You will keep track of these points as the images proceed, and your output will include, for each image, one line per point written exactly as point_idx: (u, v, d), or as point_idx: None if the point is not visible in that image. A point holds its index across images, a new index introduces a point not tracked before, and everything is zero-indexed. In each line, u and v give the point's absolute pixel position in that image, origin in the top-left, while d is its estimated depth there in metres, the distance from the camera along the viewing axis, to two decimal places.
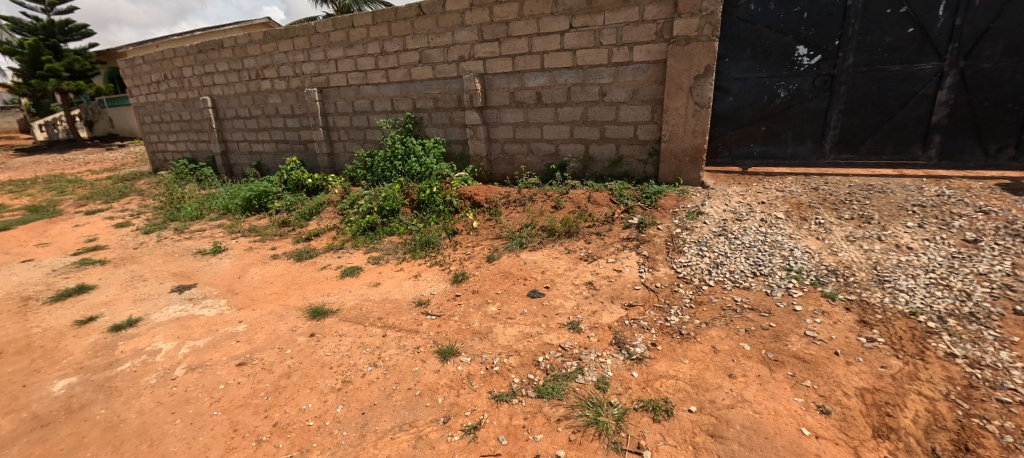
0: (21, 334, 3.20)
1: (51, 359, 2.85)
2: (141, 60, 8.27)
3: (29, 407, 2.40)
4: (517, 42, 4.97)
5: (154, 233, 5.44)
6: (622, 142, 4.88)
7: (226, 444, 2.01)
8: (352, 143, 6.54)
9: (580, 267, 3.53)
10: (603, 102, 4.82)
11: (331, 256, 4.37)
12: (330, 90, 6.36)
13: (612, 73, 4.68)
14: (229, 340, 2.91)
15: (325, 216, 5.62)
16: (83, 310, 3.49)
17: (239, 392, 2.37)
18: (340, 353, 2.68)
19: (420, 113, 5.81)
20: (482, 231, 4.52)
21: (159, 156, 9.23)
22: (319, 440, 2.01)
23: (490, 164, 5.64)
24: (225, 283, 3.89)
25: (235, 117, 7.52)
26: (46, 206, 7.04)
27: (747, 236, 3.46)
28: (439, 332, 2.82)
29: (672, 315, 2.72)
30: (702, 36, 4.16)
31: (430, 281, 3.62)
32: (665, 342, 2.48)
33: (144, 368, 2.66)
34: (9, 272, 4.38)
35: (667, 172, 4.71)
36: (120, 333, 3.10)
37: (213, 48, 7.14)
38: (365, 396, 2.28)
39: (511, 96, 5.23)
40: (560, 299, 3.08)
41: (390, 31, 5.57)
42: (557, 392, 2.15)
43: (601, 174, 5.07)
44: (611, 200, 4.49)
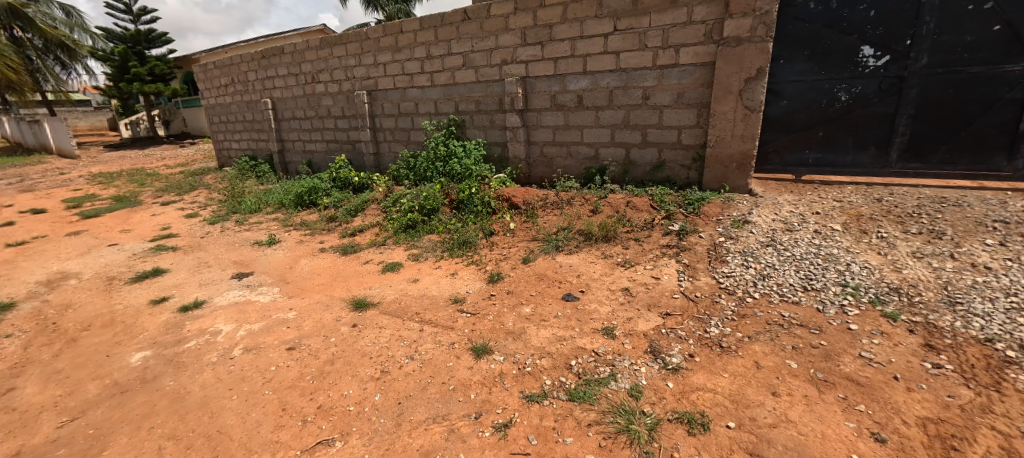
0: (107, 309, 3.58)
1: (130, 334, 3.17)
2: (212, 65, 9.00)
3: (111, 375, 2.69)
4: (560, 45, 4.97)
5: (218, 224, 5.90)
6: (665, 147, 4.76)
7: (276, 422, 2.16)
8: (396, 143, 6.77)
9: (616, 273, 3.47)
10: (646, 105, 4.72)
11: (374, 252, 4.56)
12: (378, 93, 6.64)
13: (657, 76, 4.58)
14: (280, 325, 3.12)
15: (369, 213, 5.86)
16: (158, 291, 3.86)
17: (287, 375, 2.53)
18: (380, 344, 2.79)
19: (462, 115, 5.94)
20: (518, 233, 4.55)
21: (224, 153, 10.01)
22: (358, 425, 2.11)
23: (529, 166, 5.66)
24: (279, 272, 4.16)
25: (291, 118, 8.01)
26: (129, 196, 7.82)
27: (798, 248, 3.27)
28: (474, 330, 2.88)
29: (712, 326, 2.62)
30: (755, 37, 3.99)
31: (467, 280, 3.69)
32: (703, 354, 2.40)
33: (207, 347, 2.90)
34: (98, 254, 4.91)
35: (711, 178, 4.54)
36: (188, 314, 3.40)
37: (274, 54, 7.66)
38: (401, 386, 2.37)
39: (552, 99, 5.24)
40: (595, 304, 3.04)
41: (436, 35, 5.74)
42: (589, 396, 2.14)
43: (641, 178, 4.97)
44: (652, 206, 4.39)
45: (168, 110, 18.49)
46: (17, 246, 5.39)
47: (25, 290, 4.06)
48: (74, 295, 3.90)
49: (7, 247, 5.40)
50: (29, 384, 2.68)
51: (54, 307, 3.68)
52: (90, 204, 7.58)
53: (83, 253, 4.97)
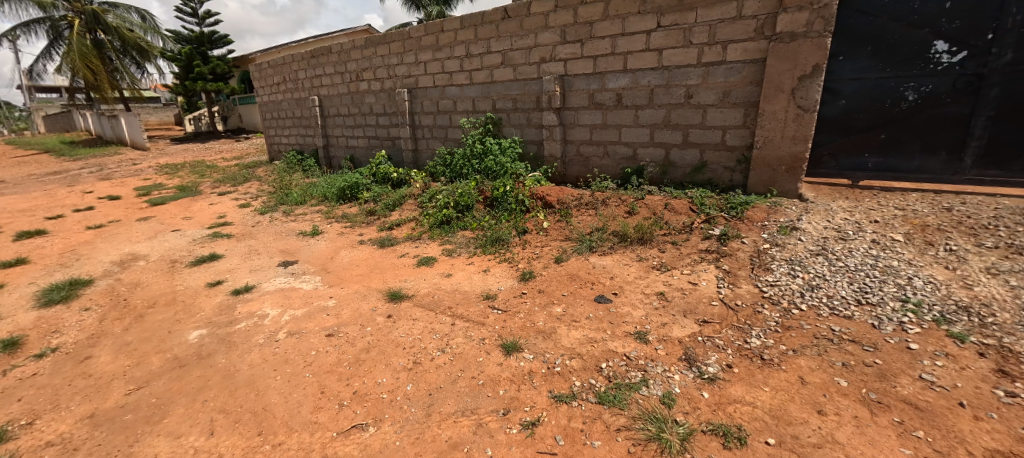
0: (169, 289, 3.89)
1: (189, 313, 3.43)
2: (266, 64, 9.55)
3: (172, 350, 2.92)
4: (600, 43, 4.89)
5: (267, 215, 6.25)
6: (707, 148, 4.58)
7: (315, 404, 2.27)
8: (434, 140, 6.90)
9: (652, 276, 3.38)
10: (689, 104, 4.56)
11: (410, 246, 4.68)
12: (418, 91, 6.80)
13: (701, 74, 4.41)
14: (320, 312, 3.26)
15: (406, 207, 6.02)
16: (213, 275, 4.14)
17: (326, 360, 2.65)
18: (413, 335, 2.86)
19: (499, 113, 5.97)
20: (552, 232, 4.53)
21: (275, 147, 10.58)
22: (391, 412, 2.18)
23: (564, 165, 5.60)
24: (321, 262, 4.36)
25: (336, 114, 8.35)
26: (191, 186, 8.44)
27: (852, 259, 3.05)
28: (504, 327, 2.89)
29: (753, 337, 2.50)
30: (811, 32, 3.75)
31: (499, 277, 3.71)
32: (742, 366, 2.29)
33: (255, 328, 3.08)
34: (163, 239, 5.34)
35: (757, 181, 4.33)
36: (239, 296, 3.63)
37: (323, 53, 8.01)
38: (433, 378, 2.42)
39: (590, 98, 5.16)
40: (628, 308, 2.98)
41: (476, 34, 5.81)
42: (619, 400, 2.10)
43: (681, 180, 4.81)
44: (691, 209, 4.24)
45: (226, 107, 19.77)
46: (96, 229, 5.95)
47: (101, 268, 4.48)
48: (142, 275, 4.26)
49: (87, 229, 5.97)
50: (103, 353, 2.95)
51: (125, 285, 4.04)
52: (158, 192, 8.25)
53: (151, 237, 5.42)
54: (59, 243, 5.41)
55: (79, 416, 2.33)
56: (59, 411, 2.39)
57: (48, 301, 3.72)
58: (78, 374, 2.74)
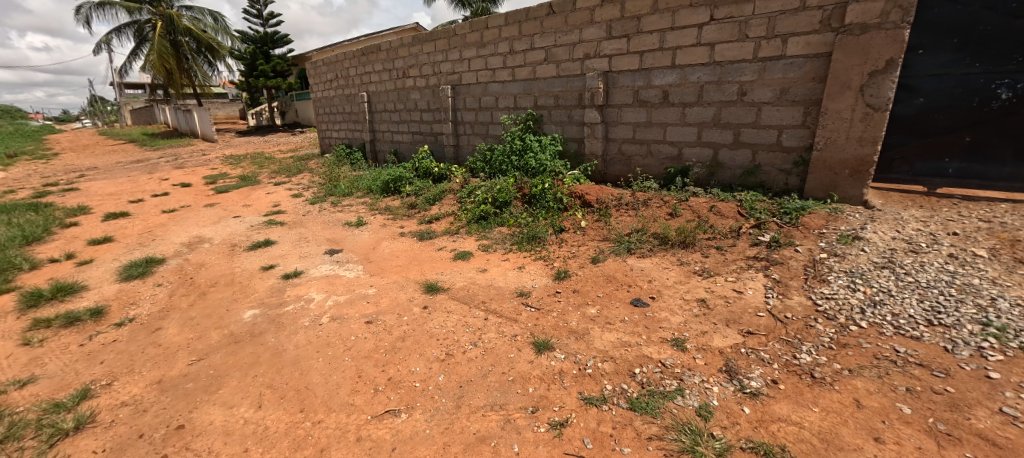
0: (229, 271, 4.21)
1: (245, 293, 3.69)
2: (321, 62, 10.07)
3: (229, 326, 3.15)
4: (648, 38, 4.73)
5: (318, 205, 6.60)
6: (760, 148, 4.31)
7: (352, 387, 2.36)
8: (475, 136, 6.97)
9: (693, 282, 3.23)
10: (742, 102, 4.31)
11: (447, 240, 4.77)
12: (461, 87, 6.89)
13: (757, 70, 4.15)
14: (361, 299, 3.41)
15: (446, 202, 6.14)
16: (267, 259, 4.42)
17: (364, 346, 2.75)
18: (446, 328, 2.91)
19: (541, 110, 5.93)
20: (589, 231, 4.45)
21: (326, 141, 11.14)
22: (422, 401, 2.23)
23: (605, 164, 5.47)
24: (364, 252, 4.54)
25: (383, 110, 8.65)
26: (251, 176, 9.06)
27: (924, 274, 2.76)
28: (536, 325, 2.87)
29: (803, 352, 2.32)
30: (886, 23, 3.42)
31: (533, 274, 3.70)
32: (789, 382, 2.13)
33: (302, 311, 3.27)
34: (226, 224, 5.78)
35: (816, 186, 4.02)
36: (289, 281, 3.86)
37: (372, 51, 8.32)
38: (464, 371, 2.45)
39: (634, 95, 5.00)
40: (666, 313, 2.86)
41: (520, 30, 5.81)
42: (652, 408, 2.03)
43: (730, 182, 4.56)
44: (739, 213, 4.02)
45: (285, 102, 21.03)
46: (170, 213, 6.55)
47: (173, 249, 4.92)
48: (206, 256, 4.63)
49: (163, 212, 6.58)
50: (171, 326, 3.24)
51: (192, 265, 4.42)
52: (223, 181, 8.93)
53: (215, 222, 5.88)
54: (139, 224, 6.01)
55: (148, 381, 2.58)
56: (133, 375, 2.65)
57: (128, 276, 4.14)
58: (149, 343, 3.02)
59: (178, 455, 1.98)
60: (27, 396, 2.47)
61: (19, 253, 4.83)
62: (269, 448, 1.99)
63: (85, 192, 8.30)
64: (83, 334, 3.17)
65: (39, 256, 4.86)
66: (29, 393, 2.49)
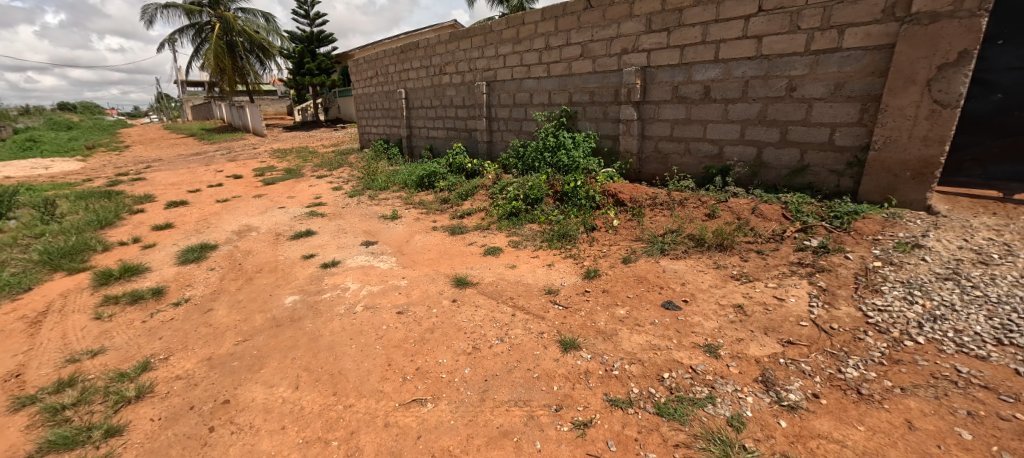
0: (273, 258, 4.45)
1: (287, 280, 3.89)
2: (362, 60, 10.41)
3: (272, 311, 3.33)
4: (689, 31, 4.55)
5: (356, 198, 6.85)
6: (810, 147, 4.05)
7: (382, 374, 2.44)
8: (509, 133, 6.98)
9: (729, 286, 3.09)
10: (790, 98, 4.06)
11: (478, 235, 4.82)
12: (496, 83, 6.92)
13: (809, 63, 3.90)
14: (394, 290, 3.51)
15: (478, 197, 6.20)
16: (307, 249, 4.64)
17: (395, 335, 2.83)
18: (474, 321, 2.94)
19: (576, 106, 5.85)
20: (622, 231, 4.36)
21: (366, 136, 11.51)
22: (448, 392, 2.27)
23: (640, 162, 5.33)
24: (397, 244, 4.67)
25: (420, 107, 8.84)
26: (296, 169, 9.53)
27: (995, 288, 2.50)
28: (564, 323, 2.85)
29: (849, 367, 2.17)
30: (960, 11, 3.12)
31: (563, 272, 3.67)
32: (832, 397, 2.00)
33: (338, 299, 3.41)
34: (272, 214, 6.11)
35: (872, 188, 3.73)
36: (327, 270, 4.03)
37: (411, 49, 8.51)
38: (489, 365, 2.47)
39: (673, 91, 4.83)
40: (698, 318, 2.76)
41: (557, 26, 5.75)
42: (680, 415, 1.96)
43: (775, 183, 4.32)
44: (784, 216, 3.80)
45: (329, 99, 21.89)
46: (223, 202, 7.00)
47: (224, 236, 5.27)
48: (254, 244, 4.92)
49: (217, 202, 7.05)
50: (221, 307, 3.48)
51: (240, 251, 4.71)
52: (271, 173, 9.44)
53: (262, 212, 6.24)
54: (196, 212, 6.47)
55: (199, 357, 2.77)
56: (187, 351, 2.86)
57: (185, 260, 4.47)
58: (202, 322, 3.25)
59: (223, 427, 2.13)
60: (97, 365, 2.73)
61: (94, 235, 5.33)
62: (304, 428, 2.09)
63: (151, 182, 9.03)
64: (145, 312, 3.46)
65: (110, 239, 5.34)
66: (99, 363, 2.75)
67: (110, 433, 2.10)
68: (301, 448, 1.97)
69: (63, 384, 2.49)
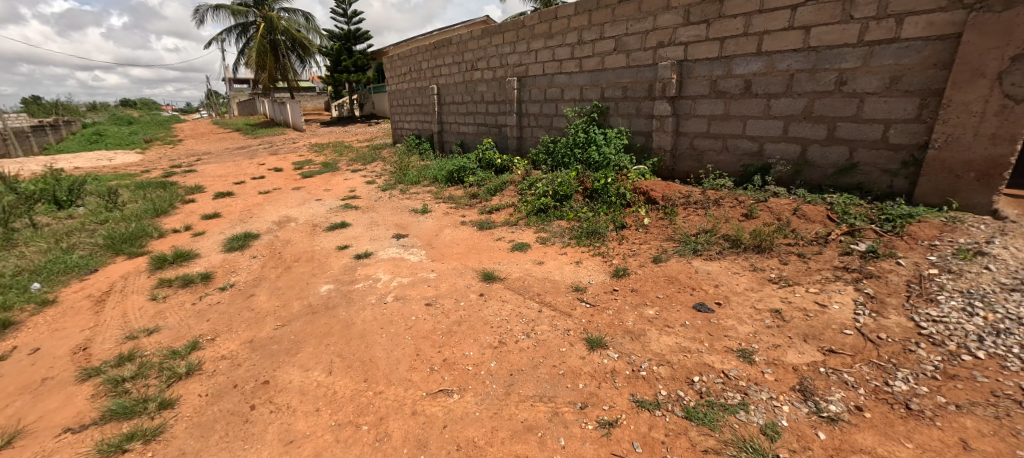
0: (310, 248, 4.63)
1: (322, 269, 4.04)
2: (396, 57, 10.62)
3: (308, 298, 3.48)
4: (730, 23, 4.37)
5: (388, 192, 7.02)
6: (860, 145, 3.81)
7: (410, 364, 2.49)
8: (539, 128, 6.94)
9: (767, 290, 2.96)
10: (840, 93, 3.83)
11: (506, 230, 4.83)
12: (528, 79, 6.89)
13: (863, 55, 3.65)
14: (423, 282, 3.58)
15: (507, 193, 6.21)
16: (342, 240, 4.80)
17: (423, 326, 2.89)
18: (501, 316, 2.96)
19: (608, 102, 5.75)
20: (653, 230, 4.26)
21: (398, 131, 11.74)
22: (473, 384, 2.30)
23: (674, 159, 5.17)
24: (427, 238, 4.76)
25: (451, 102, 8.94)
26: (333, 163, 9.86)
27: None
28: (591, 321, 2.82)
29: (898, 380, 2.03)
30: None
31: (591, 270, 3.62)
32: (877, 411, 1.88)
33: (370, 289, 3.51)
34: (309, 206, 6.35)
35: (930, 190, 3.47)
36: (360, 260, 4.16)
37: (444, 45, 8.61)
38: (515, 360, 2.48)
39: (711, 85, 4.66)
40: (732, 321, 2.66)
41: (590, 19, 5.65)
42: (710, 420, 1.91)
43: (820, 182, 4.09)
44: (829, 218, 3.60)
45: (364, 95, 22.47)
46: (265, 194, 7.34)
47: (266, 226, 5.53)
48: (292, 234, 5.14)
49: (259, 194, 7.40)
50: (261, 293, 3.66)
51: (280, 241, 4.93)
52: (309, 167, 9.81)
53: (300, 204, 6.50)
54: (240, 203, 6.82)
55: (242, 340, 2.93)
56: (231, 333, 3.03)
57: (230, 247, 4.73)
58: (245, 306, 3.44)
59: (263, 406, 2.24)
60: (152, 343, 2.94)
61: (151, 223, 5.72)
62: (336, 411, 2.17)
63: (201, 174, 9.59)
64: (195, 295, 3.69)
65: (165, 226, 5.72)
66: (154, 341, 2.96)
67: (163, 405, 2.26)
68: (333, 430, 2.05)
69: (123, 359, 2.70)
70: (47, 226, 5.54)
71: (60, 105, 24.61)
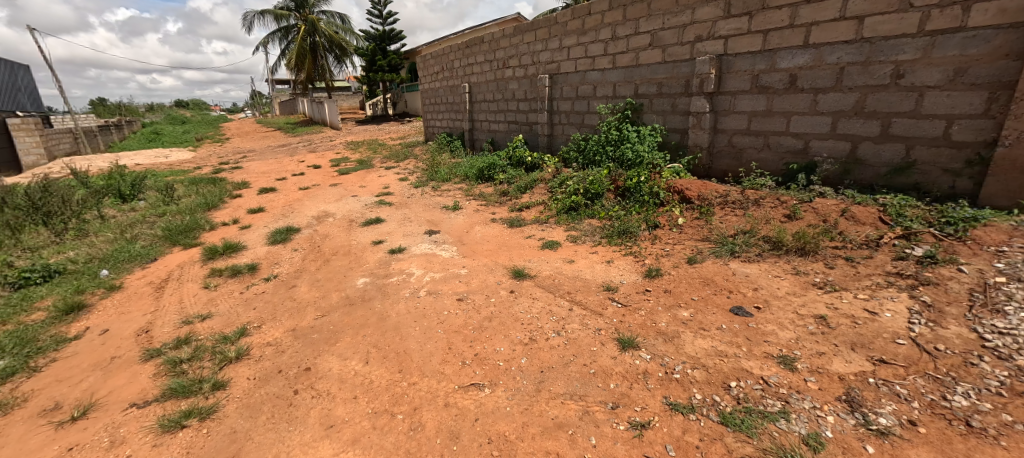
0: (347, 242, 4.80)
1: (358, 263, 4.19)
2: (430, 56, 10.81)
3: (345, 291, 3.61)
4: (775, 15, 4.18)
5: (420, 189, 7.16)
6: (918, 143, 3.56)
7: (443, 357, 2.55)
8: (571, 126, 6.89)
9: (810, 295, 2.82)
10: (896, 86, 3.59)
11: (537, 228, 4.83)
12: (559, 76, 6.84)
13: (923, 46, 3.40)
14: (454, 278, 3.64)
15: (537, 191, 6.21)
16: (376, 235, 4.94)
17: (455, 321, 2.94)
18: (531, 313, 2.97)
19: (642, 99, 5.63)
20: (687, 230, 4.15)
21: (430, 129, 11.94)
22: (504, 380, 2.32)
23: (711, 157, 5.00)
24: (458, 234, 4.83)
25: (482, 100, 9.01)
26: (368, 161, 10.16)
27: None
28: (622, 321, 2.79)
29: (957, 394, 1.89)
30: None
31: (622, 269, 3.57)
32: (933, 427, 1.76)
33: (403, 283, 3.60)
34: (346, 202, 6.58)
35: (997, 191, 3.20)
36: (393, 255, 4.27)
37: (476, 44, 8.68)
38: (546, 357, 2.48)
39: (752, 80, 4.48)
40: (772, 326, 2.55)
41: (625, 14, 5.55)
42: (747, 427, 1.84)
43: (871, 182, 3.86)
44: (881, 220, 3.39)
45: (398, 94, 22.93)
46: (305, 190, 7.66)
47: (305, 220, 5.77)
48: (330, 229, 5.34)
49: (300, 190, 7.73)
50: (302, 284, 3.83)
51: (319, 235, 5.14)
52: (345, 164, 10.15)
53: (338, 200, 6.74)
54: (282, 198, 7.15)
55: (286, 328, 3.08)
56: (275, 322, 3.19)
57: (274, 240, 4.98)
58: (287, 296, 3.62)
59: (305, 392, 2.36)
60: (205, 328, 3.14)
61: (203, 216, 6.10)
62: (372, 399, 2.25)
63: (246, 170, 10.12)
64: (243, 284, 3.91)
65: (215, 219, 6.08)
66: (207, 326, 3.16)
67: (216, 386, 2.41)
68: (370, 418, 2.12)
69: (181, 342, 2.90)
70: (113, 217, 6.02)
71: (123, 106, 26.50)
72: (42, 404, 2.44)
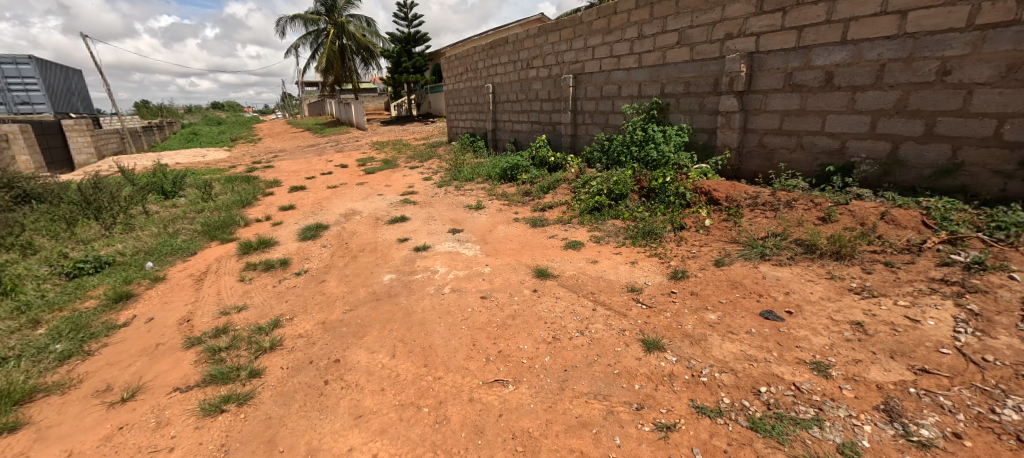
0: (375, 239, 4.96)
1: (384, 260, 4.33)
2: (454, 58, 10.91)
3: (372, 286, 3.75)
4: (810, 10, 3.96)
5: (444, 188, 7.28)
6: (968, 143, 3.32)
7: (467, 354, 2.61)
8: (594, 126, 6.79)
9: (846, 300, 2.69)
10: (942, 84, 3.35)
11: (559, 228, 4.83)
12: (584, 76, 6.75)
13: (973, 41, 3.18)
14: (477, 276, 3.69)
15: (559, 191, 6.18)
16: (401, 233, 5.08)
17: (478, 318, 2.99)
18: (555, 312, 2.98)
19: (668, 98, 5.49)
20: (714, 231, 4.03)
21: (453, 130, 12.05)
22: (528, 377, 2.35)
23: (739, 157, 4.81)
24: (481, 233, 4.90)
25: (506, 101, 9.01)
26: (393, 161, 10.39)
27: None
28: (647, 323, 2.75)
29: (1008, 408, 1.76)
30: None
31: (647, 270, 3.53)
32: (980, 440, 1.65)
33: (427, 280, 3.70)
34: (373, 200, 6.78)
35: None
36: (419, 253, 4.38)
37: (500, 45, 8.68)
38: (570, 356, 2.49)
39: (786, 78, 4.27)
40: (805, 331, 2.46)
41: (652, 13, 5.41)
42: (778, 434, 1.80)
43: (914, 185, 3.62)
44: (926, 224, 3.18)
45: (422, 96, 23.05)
46: (333, 188, 7.94)
47: (333, 218, 5.99)
48: (357, 226, 5.53)
49: (328, 188, 8.02)
50: (331, 279, 4.01)
51: (347, 232, 5.33)
52: (373, 163, 10.42)
53: (364, 198, 6.94)
54: (311, 197, 7.44)
55: (316, 321, 3.23)
56: (307, 314, 3.36)
57: (305, 237, 5.21)
58: (317, 290, 3.79)
59: (336, 382, 2.47)
60: (242, 319, 3.34)
61: (238, 212, 6.44)
62: (399, 392, 2.34)
63: (278, 169, 10.59)
64: (276, 278, 4.12)
65: (250, 216, 6.40)
66: (243, 317, 3.36)
67: (252, 374, 2.57)
68: (398, 409, 2.21)
69: (219, 331, 3.11)
70: (156, 213, 6.46)
71: (165, 110, 28.18)
72: (96, 385, 2.67)
